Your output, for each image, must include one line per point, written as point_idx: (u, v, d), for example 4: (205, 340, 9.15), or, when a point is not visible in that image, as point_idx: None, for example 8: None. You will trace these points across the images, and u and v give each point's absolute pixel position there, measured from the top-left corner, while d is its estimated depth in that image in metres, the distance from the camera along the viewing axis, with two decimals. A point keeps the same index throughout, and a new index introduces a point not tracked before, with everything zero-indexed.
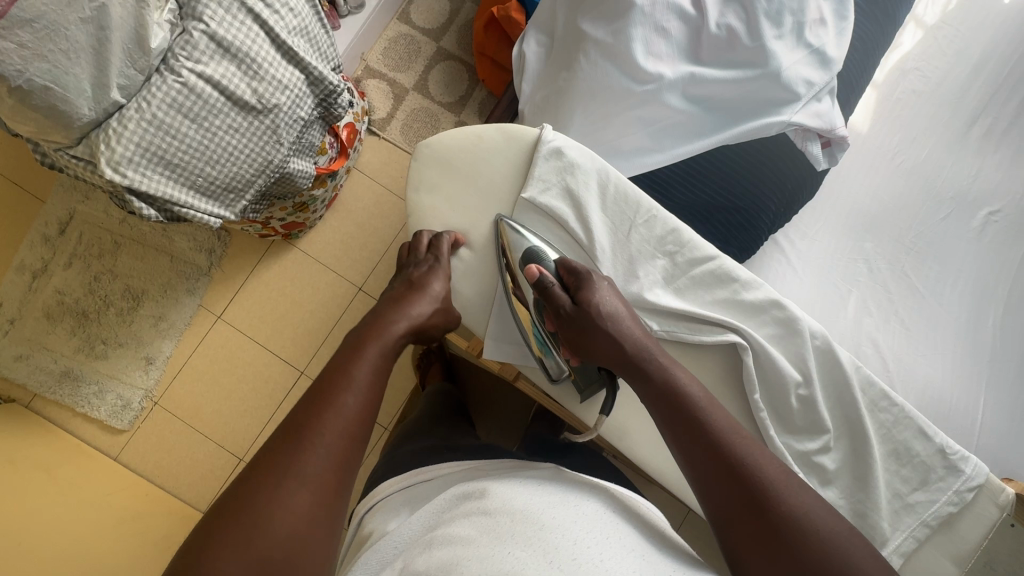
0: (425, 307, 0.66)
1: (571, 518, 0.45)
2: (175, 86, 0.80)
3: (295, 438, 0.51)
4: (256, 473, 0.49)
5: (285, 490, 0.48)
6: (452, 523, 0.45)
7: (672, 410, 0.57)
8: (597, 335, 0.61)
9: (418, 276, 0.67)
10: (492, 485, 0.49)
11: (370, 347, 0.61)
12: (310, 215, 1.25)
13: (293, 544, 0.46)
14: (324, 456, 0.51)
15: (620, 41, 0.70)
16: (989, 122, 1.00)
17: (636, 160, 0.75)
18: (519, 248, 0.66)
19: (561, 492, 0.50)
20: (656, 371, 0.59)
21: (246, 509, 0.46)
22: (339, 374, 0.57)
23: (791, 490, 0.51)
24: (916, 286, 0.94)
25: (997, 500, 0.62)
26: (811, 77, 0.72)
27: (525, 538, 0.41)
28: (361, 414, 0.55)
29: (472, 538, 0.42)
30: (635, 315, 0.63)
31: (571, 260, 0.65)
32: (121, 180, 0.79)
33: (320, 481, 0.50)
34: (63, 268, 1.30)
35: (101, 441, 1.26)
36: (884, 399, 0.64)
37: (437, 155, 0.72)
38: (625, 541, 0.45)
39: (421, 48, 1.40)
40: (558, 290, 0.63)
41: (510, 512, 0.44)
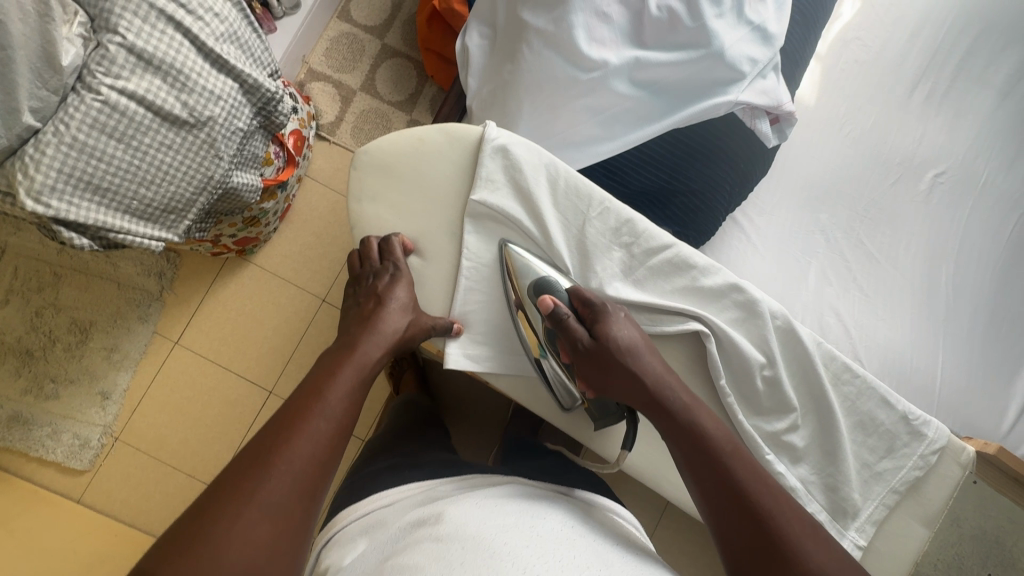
0: (397, 320, 0.63)
1: (525, 543, 0.44)
2: (94, 105, 0.74)
3: (257, 464, 0.49)
4: (214, 498, 0.46)
5: (247, 517, 0.46)
6: (404, 552, 0.43)
7: (699, 458, 0.57)
8: (620, 371, 0.61)
9: (381, 288, 0.65)
10: (449, 509, 0.48)
11: (345, 367, 0.59)
12: (263, 229, 1.20)
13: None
14: (290, 483, 0.49)
15: (561, 29, 0.68)
16: (928, 87, 1.02)
17: (588, 150, 0.74)
18: (527, 276, 0.64)
19: (517, 513, 0.48)
20: (679, 412, 0.59)
21: (201, 537, 0.44)
22: (312, 395, 0.55)
23: (810, 537, 0.53)
24: (871, 253, 0.96)
25: (959, 459, 0.64)
26: (754, 55, 0.71)
27: (473, 566, 0.40)
28: (332, 440, 0.54)
29: (421, 567, 0.40)
30: (652, 347, 0.63)
31: (584, 290, 0.63)
32: (46, 211, 0.74)
33: (285, 511, 0.48)
34: (0, 305, 1.22)
35: (59, 484, 1.20)
36: (846, 371, 0.65)
37: (379, 161, 0.69)
38: (580, 559, 0.43)
39: (365, 47, 1.35)
40: (573, 321, 0.62)
41: (460, 538, 0.42)
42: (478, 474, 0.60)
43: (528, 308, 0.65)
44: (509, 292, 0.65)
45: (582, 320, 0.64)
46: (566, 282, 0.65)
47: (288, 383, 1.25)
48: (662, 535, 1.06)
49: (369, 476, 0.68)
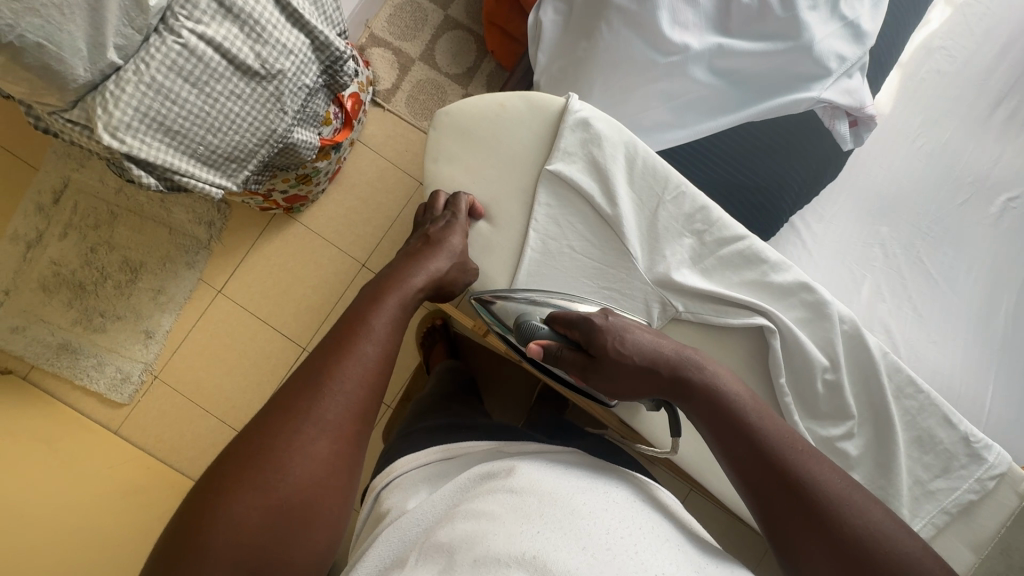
0: (442, 262, 0.64)
1: (602, 507, 0.44)
2: (174, 48, 0.76)
3: (315, 385, 0.49)
4: (272, 417, 0.47)
5: (305, 436, 0.46)
6: (475, 500, 0.44)
7: (723, 423, 0.54)
8: (622, 381, 0.59)
9: (435, 232, 0.65)
10: (520, 464, 0.48)
11: (388, 296, 0.59)
12: (313, 188, 1.22)
13: (308, 492, 0.45)
14: (343, 405, 0.49)
15: (645, 9, 0.66)
16: (1013, 106, 0.98)
17: (657, 136, 0.73)
18: (509, 316, 0.65)
19: (589, 478, 0.49)
20: (700, 387, 0.57)
21: (264, 455, 0.45)
22: (359, 321, 0.55)
23: (844, 491, 0.49)
24: (931, 272, 0.93)
25: (1018, 488, 0.62)
26: (843, 51, 0.69)
27: (556, 521, 0.40)
28: (381, 364, 0.53)
29: (499, 514, 0.41)
30: (658, 333, 0.60)
31: (563, 312, 0.62)
32: (120, 146, 0.76)
33: (339, 431, 0.48)
34: (59, 239, 1.27)
35: (101, 414, 1.25)
36: (910, 386, 0.63)
37: (457, 124, 0.69)
38: (658, 531, 0.44)
39: (427, 16, 1.35)
40: (566, 352, 0.61)
41: (539, 493, 0.43)
42: (520, 442, 0.60)
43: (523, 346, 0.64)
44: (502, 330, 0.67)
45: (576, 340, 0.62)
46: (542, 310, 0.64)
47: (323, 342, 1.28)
48: None
49: (412, 435, 0.69)
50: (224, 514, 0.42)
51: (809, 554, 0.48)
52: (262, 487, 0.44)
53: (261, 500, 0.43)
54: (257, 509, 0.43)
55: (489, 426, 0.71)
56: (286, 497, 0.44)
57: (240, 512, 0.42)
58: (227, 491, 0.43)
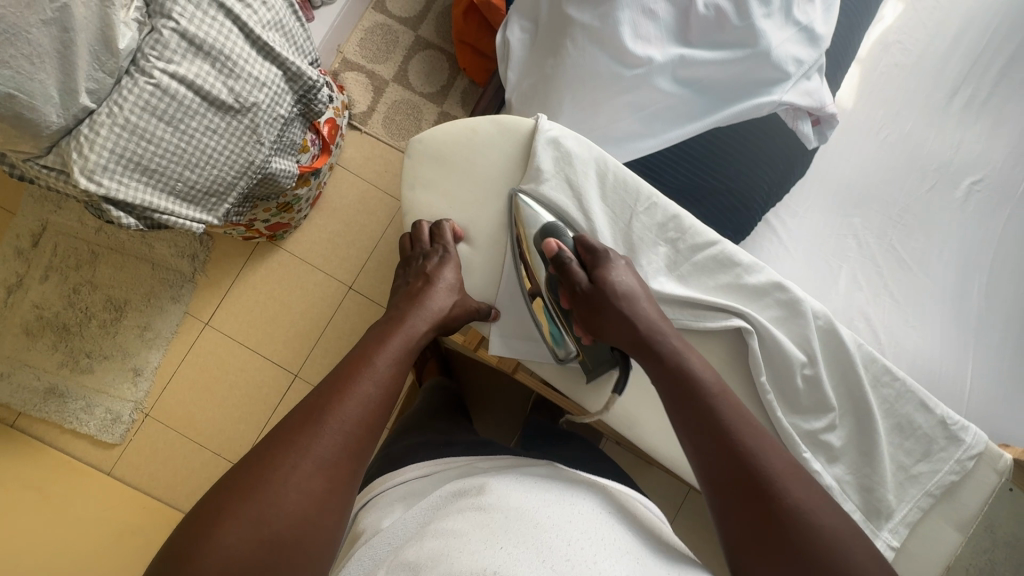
0: (443, 300, 0.65)
1: (566, 519, 0.45)
2: (147, 88, 0.76)
3: (314, 424, 0.50)
4: (270, 451, 0.48)
5: (301, 473, 0.47)
6: (445, 519, 0.45)
7: (678, 385, 0.57)
8: (611, 311, 0.62)
9: (429, 267, 0.66)
10: (491, 482, 0.49)
11: (393, 337, 0.60)
12: (294, 215, 1.22)
13: (301, 530, 0.45)
14: (341, 443, 0.50)
15: (608, 25, 0.69)
16: (969, 93, 1.01)
17: (628, 146, 0.75)
18: (534, 224, 0.67)
19: (556, 492, 0.50)
20: (668, 354, 0.59)
21: (260, 488, 0.45)
22: (361, 360, 0.56)
23: (798, 482, 0.51)
24: (904, 259, 0.95)
25: (996, 466, 0.64)
26: (800, 55, 0.71)
27: (519, 533, 0.41)
28: (381, 405, 0.54)
29: (465, 532, 0.41)
30: (649, 295, 0.63)
31: (588, 237, 0.65)
32: (97, 189, 0.76)
33: (336, 470, 0.49)
34: (40, 281, 1.26)
35: (92, 456, 1.23)
36: (886, 374, 0.65)
37: (432, 150, 0.70)
38: (620, 543, 0.45)
39: (398, 38, 1.37)
40: (574, 266, 0.64)
41: (505, 509, 0.44)
42: (508, 456, 0.61)
43: (530, 252, 0.67)
44: (513, 236, 0.68)
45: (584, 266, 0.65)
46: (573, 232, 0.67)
47: (313, 367, 1.28)
48: (680, 531, 1.08)
49: (404, 450, 0.70)
50: (215, 548, 0.42)
51: (734, 508, 0.50)
52: (255, 521, 0.44)
53: (252, 534, 0.43)
54: (245, 544, 0.42)
55: (481, 441, 0.72)
56: (275, 534, 0.44)
57: (231, 551, 0.42)
58: (220, 524, 0.43)
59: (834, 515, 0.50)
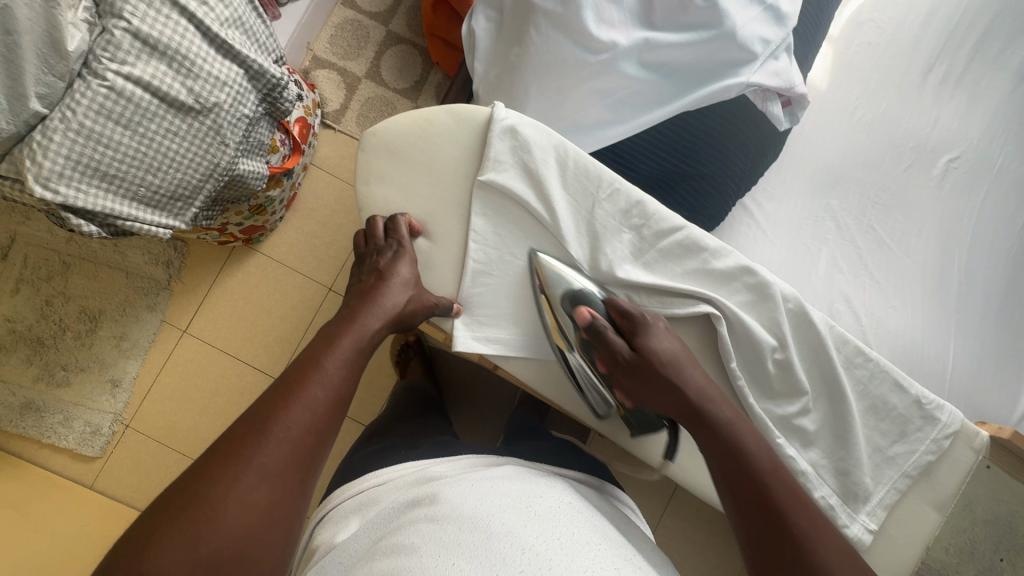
0: (397, 297, 0.63)
1: (522, 523, 0.43)
2: (101, 91, 0.74)
3: (257, 432, 0.48)
4: (208, 465, 0.46)
5: (242, 486, 0.45)
6: (398, 532, 0.44)
7: (734, 466, 0.57)
8: (659, 380, 0.61)
9: (384, 263, 0.64)
10: (443, 489, 0.47)
11: (343, 337, 0.59)
12: (269, 217, 1.20)
13: (243, 543, 0.44)
14: (287, 451, 0.49)
15: (570, 11, 0.67)
16: (943, 70, 1.00)
17: (596, 134, 0.73)
18: (560, 287, 0.64)
19: (516, 493, 0.48)
20: (721, 425, 0.59)
21: (195, 504, 0.43)
22: (309, 364, 0.55)
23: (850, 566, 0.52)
24: (882, 239, 0.95)
25: (972, 445, 0.64)
26: (766, 35, 0.70)
27: (473, 547, 0.40)
28: (329, 409, 0.53)
29: (417, 547, 0.40)
30: (693, 359, 0.62)
31: (620, 301, 0.63)
32: (54, 197, 0.74)
33: (280, 481, 0.47)
34: (11, 295, 1.23)
35: (72, 470, 1.21)
36: (859, 355, 0.64)
37: (385, 143, 0.68)
38: (579, 541, 0.44)
39: (369, 33, 1.34)
40: (612, 333, 0.62)
41: (458, 518, 0.43)
42: (477, 455, 0.60)
43: (560, 317, 0.64)
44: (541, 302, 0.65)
45: (620, 330, 0.64)
46: (602, 293, 0.65)
47: None
48: (668, 522, 1.07)
49: (373, 454, 0.69)
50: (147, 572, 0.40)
51: None
52: (192, 539, 0.42)
53: (187, 553, 0.41)
54: (180, 564, 0.40)
55: (455, 441, 0.70)
56: (217, 550, 0.42)
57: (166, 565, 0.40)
58: (152, 545, 0.41)
59: None
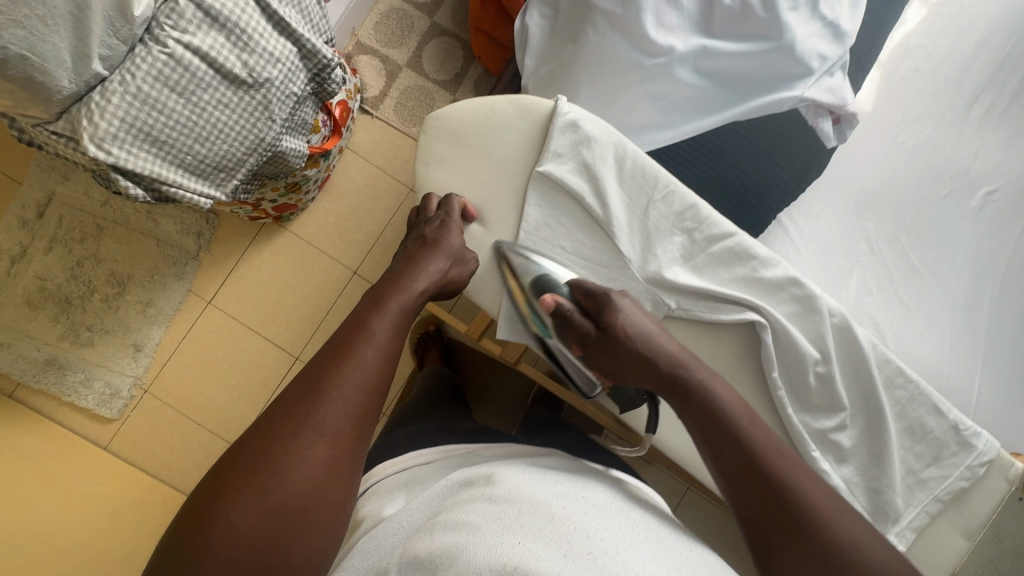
0: (442, 262, 0.64)
1: (582, 511, 0.44)
2: (161, 58, 0.76)
3: (314, 391, 0.49)
4: (270, 422, 0.47)
5: (304, 442, 0.47)
6: (455, 509, 0.44)
7: (709, 420, 0.56)
8: (629, 352, 0.60)
9: (432, 232, 0.66)
10: (498, 472, 0.48)
11: (391, 300, 0.59)
12: (303, 196, 1.21)
13: (309, 496, 0.45)
14: (343, 411, 0.49)
15: (630, 12, 0.67)
16: (989, 101, 1.00)
17: (645, 137, 0.74)
18: (528, 274, 0.66)
19: (568, 484, 0.49)
20: (696, 384, 0.58)
21: (263, 460, 0.45)
22: (359, 326, 0.55)
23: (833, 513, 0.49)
24: (916, 265, 0.94)
25: (1007, 475, 0.63)
26: (825, 51, 0.70)
27: (536, 529, 0.40)
28: (381, 369, 0.53)
29: (479, 524, 0.41)
30: (664, 328, 0.62)
31: (584, 282, 0.65)
32: (106, 158, 0.75)
33: (338, 437, 0.48)
34: (43, 253, 1.25)
35: (89, 430, 1.23)
36: (900, 376, 0.64)
37: (447, 127, 0.70)
38: (637, 531, 0.44)
39: (413, 23, 1.35)
40: (577, 316, 0.63)
41: (518, 501, 0.43)
42: (512, 443, 0.61)
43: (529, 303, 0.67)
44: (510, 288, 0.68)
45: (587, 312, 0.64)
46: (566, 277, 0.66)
47: (314, 351, 1.27)
48: None
49: (406, 436, 0.70)
50: (221, 523, 0.42)
51: (780, 548, 0.48)
52: (263, 491, 0.44)
53: (259, 504, 0.43)
54: (253, 513, 0.43)
55: (484, 430, 0.71)
56: (284, 505, 0.44)
57: (238, 519, 0.42)
58: (227, 497, 0.43)
59: (878, 539, 0.48)
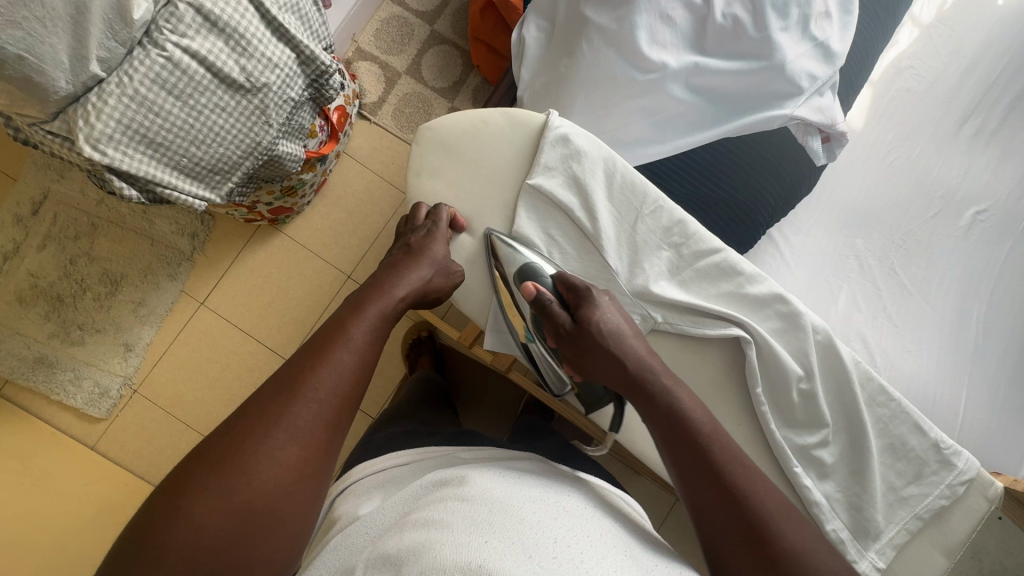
0: (424, 270, 0.65)
1: (552, 516, 0.44)
2: (159, 61, 0.76)
3: (288, 392, 0.49)
4: (242, 421, 0.48)
5: (273, 442, 0.47)
6: (426, 508, 0.45)
7: (673, 428, 0.56)
8: (600, 352, 0.61)
9: (417, 241, 0.66)
10: (472, 473, 0.49)
11: (370, 304, 0.59)
12: (298, 200, 1.21)
13: (275, 497, 0.45)
14: (315, 413, 0.49)
15: (624, 28, 0.68)
16: (978, 123, 1.01)
17: (637, 152, 0.75)
18: (512, 261, 0.66)
19: (540, 488, 0.49)
20: (660, 391, 0.58)
21: (233, 460, 0.45)
22: (337, 328, 0.55)
23: (792, 522, 0.50)
24: (904, 282, 0.95)
25: (987, 494, 0.64)
26: (814, 71, 0.72)
27: (503, 530, 0.40)
28: (356, 373, 0.53)
29: (447, 523, 0.41)
30: (637, 331, 0.62)
31: (569, 276, 0.65)
32: (101, 159, 0.76)
33: (310, 439, 0.49)
34: (37, 250, 1.25)
35: (76, 429, 1.22)
36: (882, 394, 0.65)
37: (440, 139, 0.71)
38: (608, 539, 0.45)
39: (414, 31, 1.37)
40: (557, 307, 0.63)
41: (489, 502, 0.44)
42: (495, 449, 0.61)
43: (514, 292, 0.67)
44: (494, 274, 0.68)
45: (566, 305, 0.65)
46: (551, 270, 0.66)
47: None
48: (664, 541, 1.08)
49: (390, 438, 0.70)
50: (186, 521, 0.42)
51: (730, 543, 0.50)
52: (231, 490, 0.44)
53: (224, 503, 0.43)
54: (217, 511, 0.43)
55: (470, 435, 0.71)
56: (250, 505, 0.44)
57: (201, 516, 0.42)
58: (191, 494, 0.43)
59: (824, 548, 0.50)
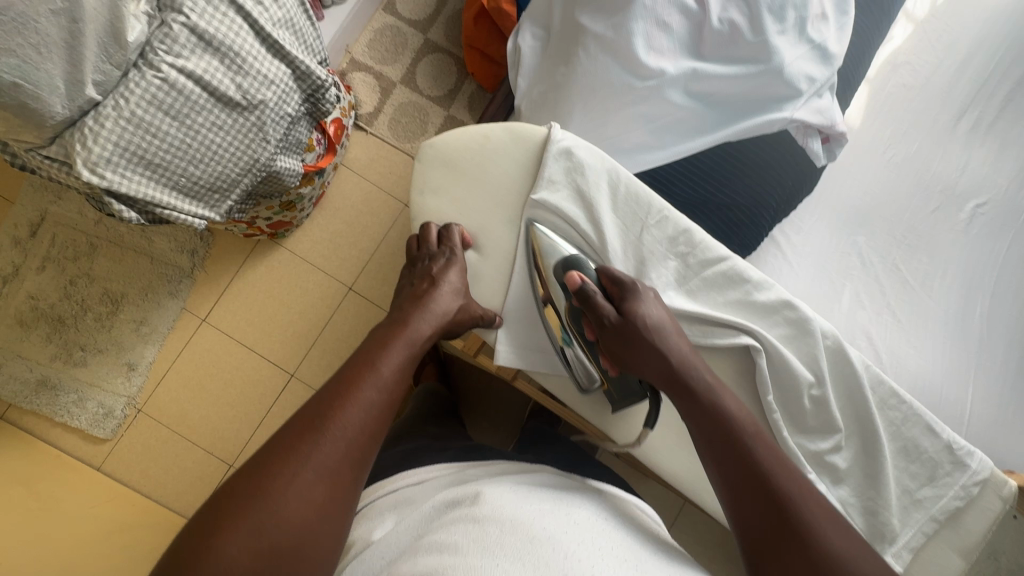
0: (448, 302, 0.65)
1: (562, 529, 0.45)
2: (154, 82, 0.76)
3: (316, 429, 0.50)
4: (270, 457, 0.48)
5: (302, 478, 0.47)
6: (440, 529, 0.44)
7: (713, 429, 0.58)
8: (644, 346, 0.62)
9: (436, 269, 0.66)
10: (485, 490, 0.48)
11: (396, 342, 0.60)
12: (297, 214, 1.21)
13: (302, 534, 0.45)
14: (342, 450, 0.50)
15: (621, 36, 0.68)
16: (975, 116, 1.02)
17: (637, 158, 0.74)
18: (554, 254, 0.67)
19: (551, 499, 0.50)
20: (702, 391, 0.60)
21: (260, 494, 0.45)
22: (365, 366, 0.57)
23: (835, 525, 0.52)
24: (906, 278, 0.95)
25: (1001, 493, 0.64)
26: (813, 73, 0.72)
27: (516, 551, 0.40)
28: (382, 410, 0.55)
29: (460, 546, 0.41)
30: (679, 328, 0.63)
31: (613, 268, 0.65)
32: (99, 182, 0.75)
33: (337, 477, 0.49)
34: (36, 272, 1.25)
35: (81, 451, 1.21)
36: (893, 397, 0.65)
37: (442, 155, 0.71)
38: (619, 552, 0.44)
39: (407, 40, 1.36)
40: (601, 299, 0.64)
41: (500, 520, 0.43)
42: (509, 464, 0.61)
43: (552, 285, 0.67)
44: (532, 268, 0.68)
45: (609, 298, 0.65)
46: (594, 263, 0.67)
47: (310, 368, 1.26)
48: None
49: (401, 456, 0.69)
50: (217, 557, 0.41)
51: (772, 546, 0.52)
52: (257, 525, 0.44)
53: (251, 539, 0.43)
54: (247, 549, 0.42)
55: (481, 449, 0.71)
56: (279, 542, 0.44)
57: (231, 554, 0.42)
58: (220, 530, 0.43)
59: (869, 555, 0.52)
